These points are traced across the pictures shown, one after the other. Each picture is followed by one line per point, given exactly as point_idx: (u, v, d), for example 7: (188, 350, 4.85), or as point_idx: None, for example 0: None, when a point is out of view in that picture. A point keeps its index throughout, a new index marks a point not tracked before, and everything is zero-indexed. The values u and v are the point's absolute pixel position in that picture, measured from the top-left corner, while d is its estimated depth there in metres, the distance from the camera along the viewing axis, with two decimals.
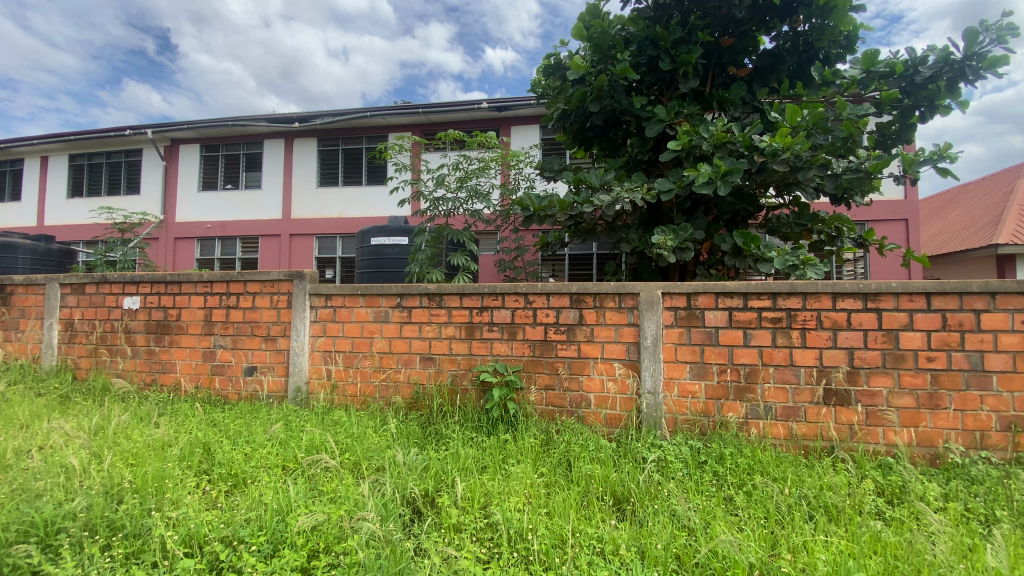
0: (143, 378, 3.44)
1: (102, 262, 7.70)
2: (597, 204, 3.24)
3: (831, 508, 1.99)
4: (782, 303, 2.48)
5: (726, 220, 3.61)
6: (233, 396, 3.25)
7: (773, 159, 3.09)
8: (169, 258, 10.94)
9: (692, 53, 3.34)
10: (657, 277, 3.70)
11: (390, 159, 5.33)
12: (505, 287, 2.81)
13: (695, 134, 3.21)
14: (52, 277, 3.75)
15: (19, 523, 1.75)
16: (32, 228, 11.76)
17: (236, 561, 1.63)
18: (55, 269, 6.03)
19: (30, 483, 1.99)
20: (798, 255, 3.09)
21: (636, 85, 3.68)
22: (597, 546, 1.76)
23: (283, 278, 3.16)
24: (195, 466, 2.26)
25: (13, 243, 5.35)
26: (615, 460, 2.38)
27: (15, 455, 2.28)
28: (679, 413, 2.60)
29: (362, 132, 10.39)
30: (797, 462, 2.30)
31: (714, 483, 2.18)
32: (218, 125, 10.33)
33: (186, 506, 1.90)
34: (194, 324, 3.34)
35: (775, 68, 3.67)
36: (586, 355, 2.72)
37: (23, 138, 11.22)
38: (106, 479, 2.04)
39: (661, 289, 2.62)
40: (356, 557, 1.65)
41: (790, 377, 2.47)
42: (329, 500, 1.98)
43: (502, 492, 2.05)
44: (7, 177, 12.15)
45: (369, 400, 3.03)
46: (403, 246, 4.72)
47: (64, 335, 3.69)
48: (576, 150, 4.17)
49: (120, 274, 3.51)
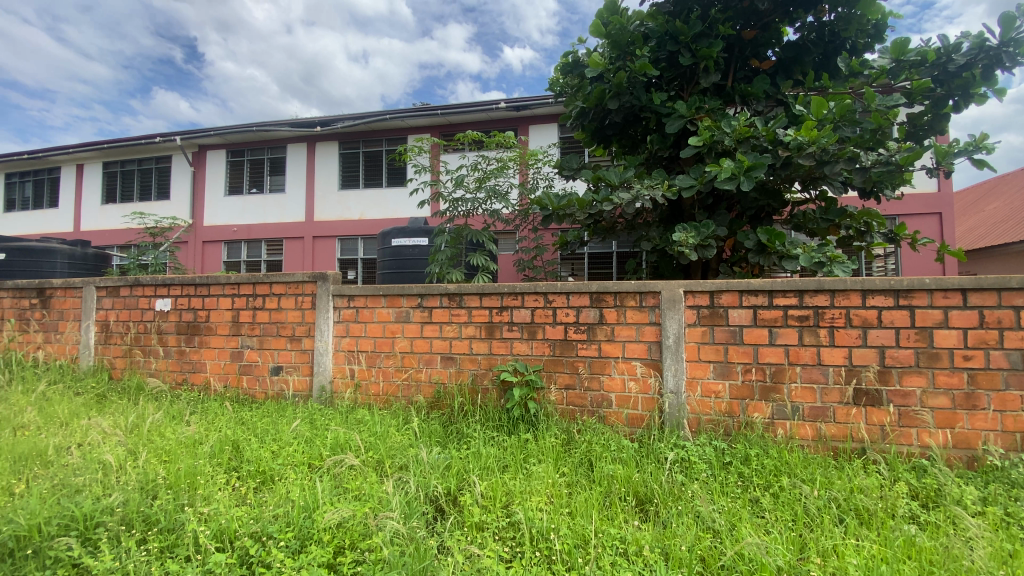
0: (175, 377, 3.55)
1: (134, 266, 7.99)
2: (617, 202, 3.21)
3: (862, 511, 1.94)
4: (808, 301, 2.43)
5: (750, 216, 3.56)
6: (261, 395, 3.33)
7: (799, 153, 3.03)
8: (197, 261, 11.23)
9: (712, 47, 3.28)
10: (679, 276, 3.66)
11: (409, 160, 5.36)
12: (524, 287, 2.82)
13: (716, 129, 3.18)
14: (89, 281, 3.90)
15: (61, 517, 1.83)
16: (69, 234, 12.24)
17: (265, 556, 1.66)
18: (90, 272, 6.27)
19: (70, 478, 2.08)
20: (825, 252, 3.00)
21: (656, 81, 3.65)
22: (620, 547, 1.74)
23: (307, 279, 3.23)
24: (226, 463, 2.32)
25: (52, 248, 5.68)
26: (637, 460, 2.35)
27: (56, 452, 2.37)
28: (703, 413, 2.56)
29: (382, 134, 10.52)
30: (826, 463, 2.25)
31: (739, 484, 2.14)
32: (243, 131, 10.56)
33: (218, 502, 1.95)
34: (223, 324, 3.44)
35: (799, 60, 3.59)
36: (606, 354, 2.71)
37: (60, 147, 11.71)
38: (141, 476, 2.11)
39: (683, 288, 2.58)
40: (381, 553, 1.67)
41: (818, 376, 2.41)
42: (354, 498, 2.02)
43: (524, 491, 2.05)
44: (45, 185, 12.66)
45: (392, 399, 3.06)
46: (424, 247, 4.77)
47: (101, 336, 3.84)
48: (595, 147, 4.14)
49: (152, 277, 3.63)
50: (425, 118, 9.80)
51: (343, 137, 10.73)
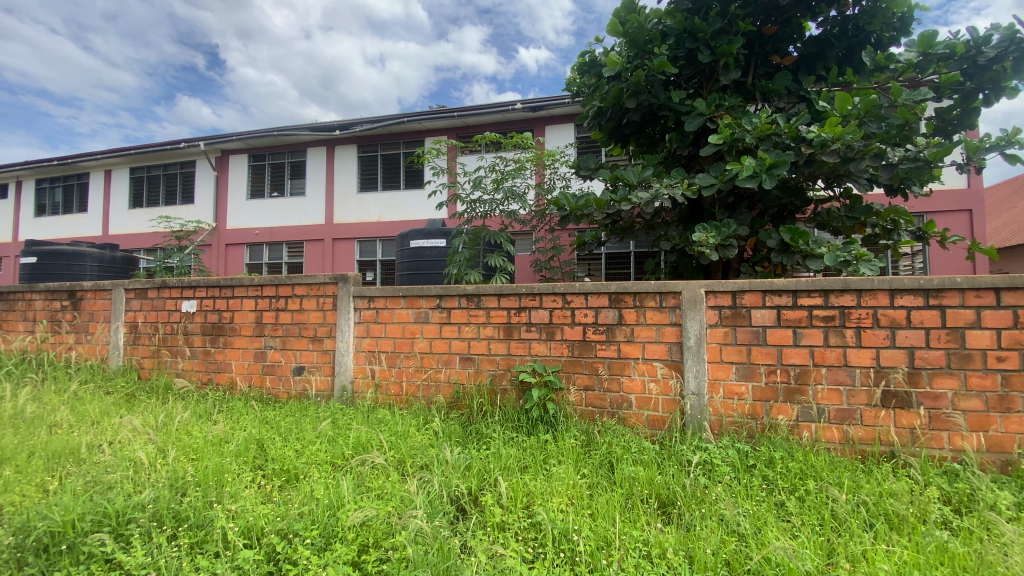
0: (201, 377, 3.63)
1: (160, 269, 8.20)
2: (636, 201, 3.18)
3: (893, 516, 1.89)
4: (834, 301, 2.38)
5: (772, 215, 3.50)
6: (284, 394, 3.38)
7: (822, 150, 2.97)
8: (221, 264, 11.45)
9: (732, 44, 3.24)
10: (699, 276, 3.62)
11: (427, 162, 5.40)
12: (543, 287, 2.82)
13: (737, 127, 3.14)
14: (118, 283, 4.02)
15: (95, 513, 1.89)
16: (98, 238, 12.62)
17: (291, 553, 1.69)
18: (119, 274, 6.46)
19: (103, 476, 2.14)
20: (851, 251, 2.94)
21: (674, 79, 3.61)
22: (643, 549, 1.73)
23: (328, 280, 3.28)
24: (251, 461, 2.37)
25: (82, 251, 5.87)
26: (658, 462, 2.32)
27: (88, 449, 2.45)
28: (725, 415, 2.52)
29: (399, 137, 10.62)
30: (853, 467, 2.20)
31: (764, 487, 2.10)
32: (264, 135, 10.76)
33: (244, 499, 1.99)
34: (247, 325, 3.51)
35: (822, 55, 3.52)
36: (626, 355, 2.69)
37: (89, 153, 12.08)
38: (170, 473, 2.16)
39: (704, 288, 2.55)
40: (405, 552, 1.68)
41: (845, 378, 2.36)
42: (376, 497, 2.03)
43: (545, 492, 2.05)
44: (74, 191, 13.07)
45: (412, 399, 3.08)
46: (441, 248, 4.80)
47: (129, 337, 3.95)
48: (612, 147, 4.11)
49: (178, 280, 3.72)
50: (441, 120, 9.86)
51: (361, 140, 10.86)
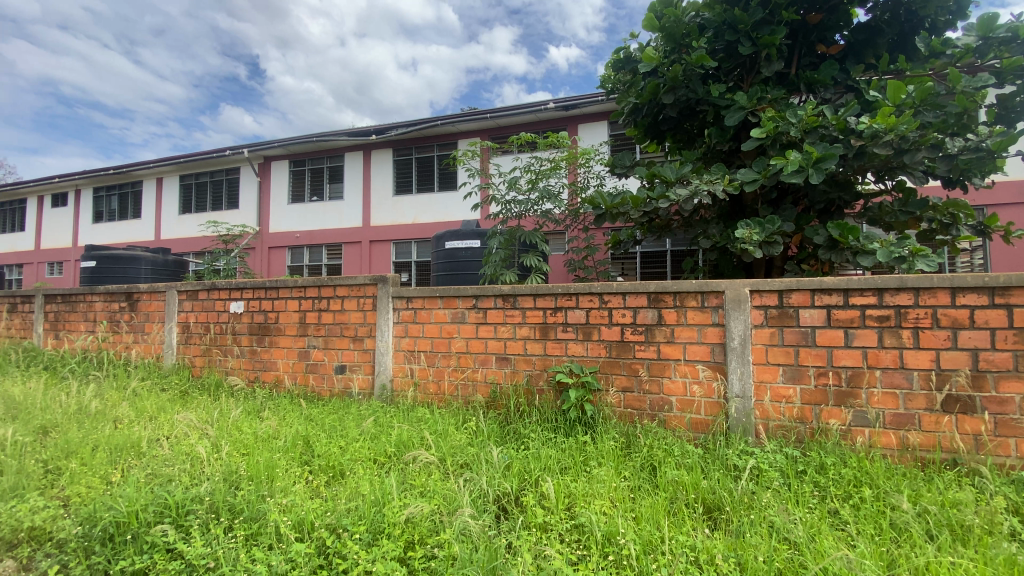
0: (249, 375, 3.78)
1: (209, 271, 8.61)
2: (674, 199, 3.11)
3: (959, 527, 1.79)
4: (888, 300, 2.26)
5: (818, 210, 3.36)
6: (327, 392, 3.48)
7: (873, 142, 2.84)
8: (263, 266, 11.89)
9: (775, 34, 3.13)
10: (740, 274, 3.51)
11: (461, 163, 5.45)
12: (579, 287, 2.80)
13: (781, 120, 3.03)
14: (171, 286, 4.23)
15: (156, 504, 1.98)
16: (150, 242, 13.31)
17: (341, 548, 1.74)
18: (171, 277, 6.80)
19: (162, 469, 2.26)
20: (906, 246, 2.78)
21: (713, 73, 3.52)
22: (691, 555, 1.69)
23: (368, 282, 3.36)
24: (299, 457, 2.45)
25: (137, 255, 6.21)
26: (702, 466, 2.27)
27: (148, 443, 2.59)
28: (772, 419, 2.44)
29: (433, 140, 10.77)
30: (912, 475, 2.10)
31: (816, 494, 2.02)
32: (303, 141, 11.11)
33: (294, 494, 2.06)
34: (291, 325, 3.63)
35: (872, 42, 3.36)
36: (666, 356, 2.64)
37: (142, 162, 12.76)
38: (224, 467, 2.26)
39: (748, 287, 2.48)
40: (451, 549, 1.70)
41: (901, 381, 2.25)
42: (420, 494, 2.06)
43: (587, 494, 2.03)
44: (129, 198, 13.84)
45: (450, 398, 3.12)
46: (476, 248, 4.83)
47: (182, 336, 4.14)
48: (648, 144, 4.05)
49: (227, 282, 3.88)
50: (474, 122, 9.93)
51: (396, 144, 11.07)
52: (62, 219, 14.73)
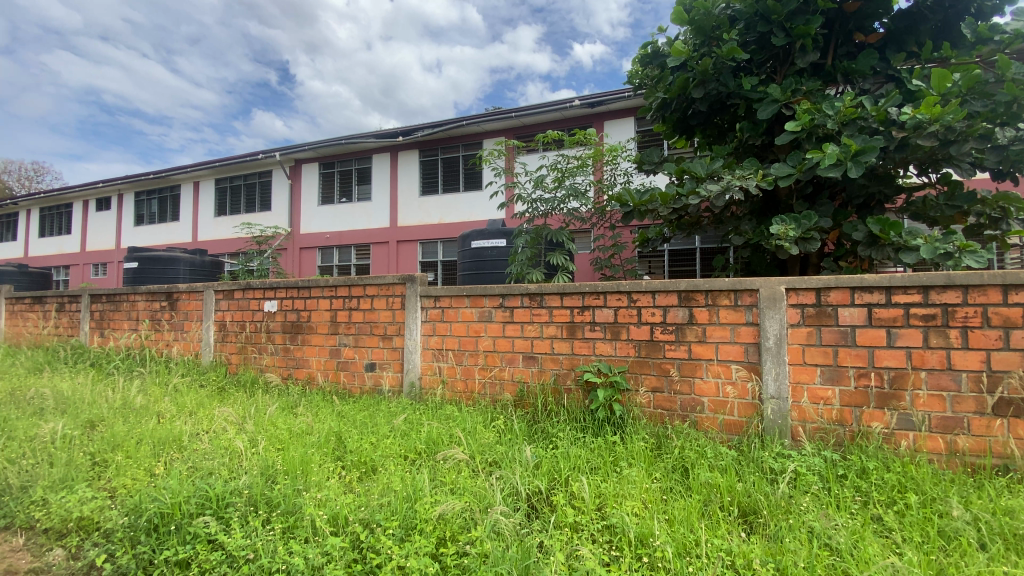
0: (282, 372, 3.88)
1: (243, 272, 8.88)
2: (705, 194, 3.05)
3: (1014, 537, 1.70)
4: (935, 298, 2.17)
5: (857, 205, 3.24)
6: (358, 389, 3.54)
7: (917, 133, 2.72)
8: (295, 266, 12.19)
9: (810, 24, 3.03)
10: (774, 272, 3.42)
11: (487, 163, 5.46)
12: (607, 286, 2.77)
13: (816, 112, 2.93)
14: (208, 286, 4.38)
15: (198, 496, 2.05)
16: (187, 244, 13.82)
17: (374, 542, 1.77)
18: (208, 277, 7.04)
19: (203, 462, 2.34)
20: (953, 242, 2.66)
21: (745, 66, 3.44)
22: (726, 559, 1.66)
23: (397, 281, 3.41)
24: (332, 452, 2.50)
25: (176, 256, 6.46)
26: (736, 468, 2.22)
27: (189, 438, 2.68)
28: (809, 421, 2.37)
29: (458, 140, 10.84)
30: (961, 481, 2.01)
31: (857, 499, 1.95)
32: (331, 143, 11.34)
33: (328, 488, 2.11)
34: (322, 324, 3.71)
35: (913, 29, 3.21)
36: (697, 356, 2.59)
37: (180, 167, 13.24)
38: (261, 462, 2.32)
39: (784, 285, 2.41)
40: (484, 547, 1.71)
41: (949, 383, 2.15)
42: (450, 491, 2.08)
43: (618, 495, 2.01)
44: (167, 202, 14.39)
45: (478, 397, 3.13)
46: (503, 247, 4.84)
47: (219, 334, 4.29)
48: (676, 139, 3.97)
49: (261, 282, 4.00)
50: (499, 121, 9.96)
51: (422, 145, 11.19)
52: (106, 222, 15.42)
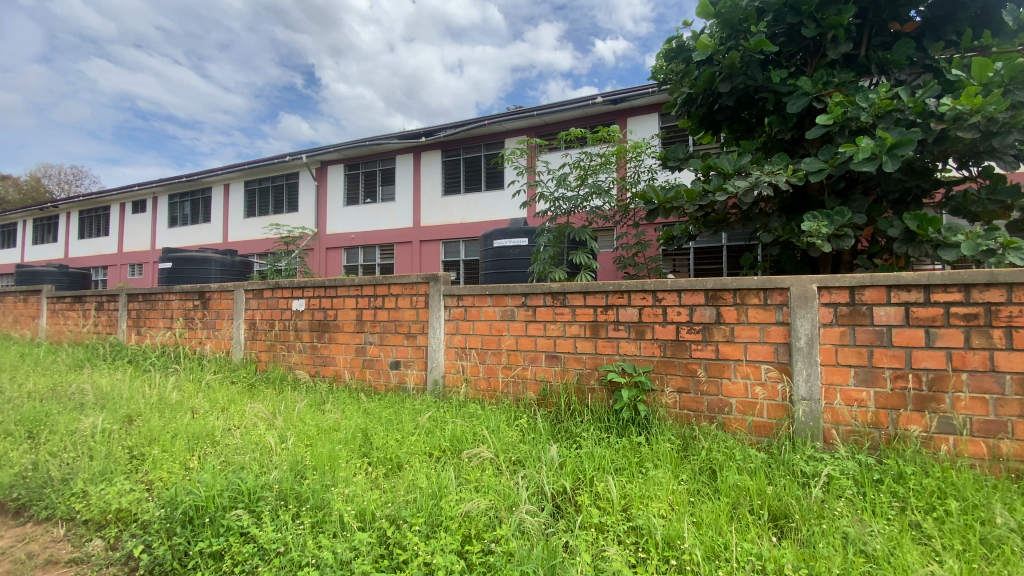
0: (310, 370, 3.97)
1: (271, 271, 9.10)
2: (732, 190, 2.98)
3: None
4: (977, 297, 2.08)
5: (892, 201, 3.13)
6: (382, 387, 3.60)
7: (957, 125, 2.61)
8: (321, 266, 12.44)
9: (842, 14, 2.94)
10: (804, 270, 3.32)
11: (509, 162, 5.47)
12: (631, 284, 2.75)
13: (849, 105, 2.84)
14: (238, 285, 4.50)
15: (231, 489, 2.11)
16: (218, 244, 14.23)
17: (401, 538, 1.79)
18: (238, 277, 7.24)
19: (234, 457, 2.41)
20: (996, 238, 2.54)
21: (773, 58, 3.35)
22: (757, 563, 1.62)
23: (420, 280, 3.44)
24: (358, 449, 2.54)
25: (208, 257, 6.66)
26: (766, 471, 2.17)
27: (221, 433, 2.77)
28: (842, 424, 2.30)
29: (480, 140, 10.89)
30: (1006, 488, 1.92)
31: (895, 505, 1.88)
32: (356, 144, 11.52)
33: (355, 484, 2.14)
34: (348, 322, 3.78)
35: (951, 17, 3.07)
36: (725, 356, 2.54)
37: (211, 170, 13.64)
38: (290, 457, 2.38)
39: (816, 283, 2.34)
40: (509, 545, 1.71)
41: (992, 386, 2.06)
42: (475, 489, 2.10)
43: (643, 496, 1.99)
44: (199, 204, 14.84)
45: (501, 396, 3.14)
46: (525, 246, 4.84)
47: (249, 333, 4.40)
48: (702, 135, 3.91)
49: (289, 281, 4.09)
50: (521, 121, 9.95)
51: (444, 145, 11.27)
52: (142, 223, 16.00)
